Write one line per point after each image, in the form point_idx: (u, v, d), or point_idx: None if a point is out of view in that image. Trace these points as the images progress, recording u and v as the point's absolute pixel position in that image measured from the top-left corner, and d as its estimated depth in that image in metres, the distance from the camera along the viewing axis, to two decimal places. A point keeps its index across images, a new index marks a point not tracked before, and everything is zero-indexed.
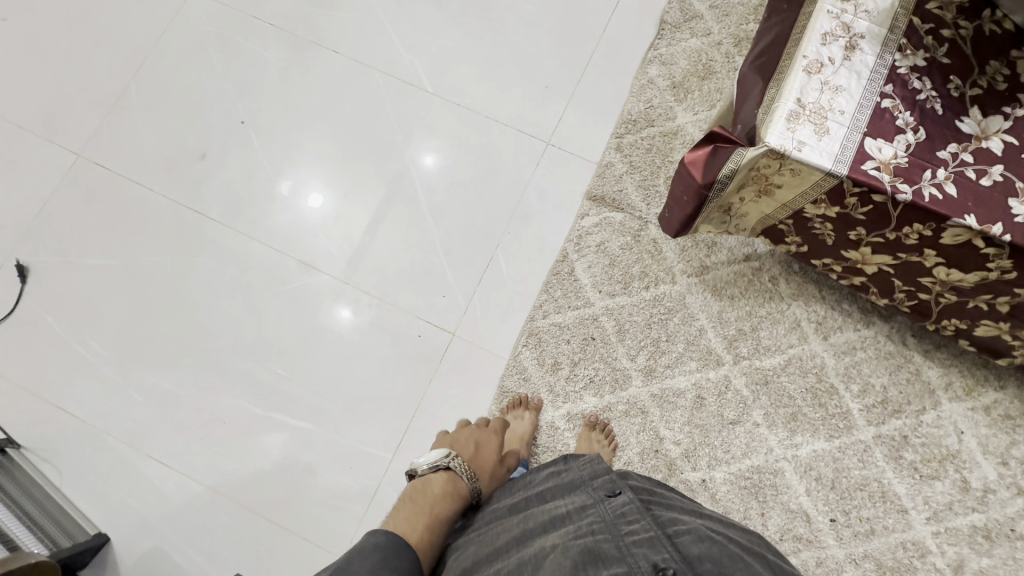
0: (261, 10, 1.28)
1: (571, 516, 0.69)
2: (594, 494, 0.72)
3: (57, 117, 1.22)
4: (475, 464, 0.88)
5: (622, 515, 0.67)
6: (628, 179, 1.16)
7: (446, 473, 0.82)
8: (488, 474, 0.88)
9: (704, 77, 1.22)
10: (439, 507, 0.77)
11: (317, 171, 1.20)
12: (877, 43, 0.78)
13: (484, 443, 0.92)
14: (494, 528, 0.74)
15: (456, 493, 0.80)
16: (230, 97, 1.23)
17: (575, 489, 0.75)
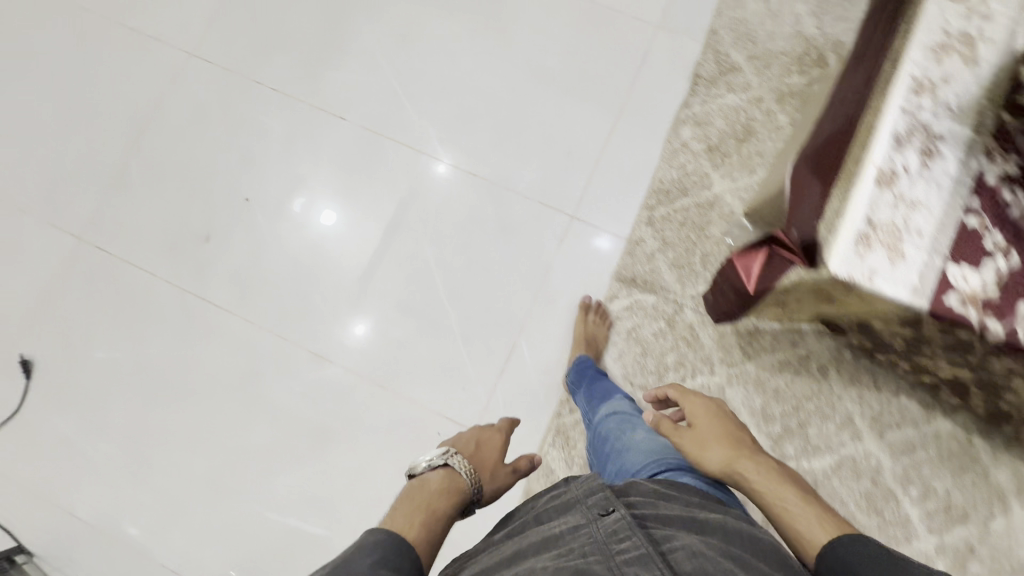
0: (263, 73, 1.20)
1: (561, 536, 0.60)
2: (585, 511, 0.63)
3: (56, 197, 1.17)
4: (475, 462, 0.79)
5: (614, 534, 0.59)
6: (660, 257, 1.07)
7: (442, 470, 0.74)
8: (491, 475, 0.80)
9: (743, 138, 1.11)
10: (439, 502, 0.69)
11: (330, 185, 1.15)
12: (960, 146, 0.68)
13: (486, 441, 0.86)
14: (488, 550, 0.64)
15: (454, 490, 0.72)
16: (233, 170, 1.16)
17: (567, 505, 0.66)
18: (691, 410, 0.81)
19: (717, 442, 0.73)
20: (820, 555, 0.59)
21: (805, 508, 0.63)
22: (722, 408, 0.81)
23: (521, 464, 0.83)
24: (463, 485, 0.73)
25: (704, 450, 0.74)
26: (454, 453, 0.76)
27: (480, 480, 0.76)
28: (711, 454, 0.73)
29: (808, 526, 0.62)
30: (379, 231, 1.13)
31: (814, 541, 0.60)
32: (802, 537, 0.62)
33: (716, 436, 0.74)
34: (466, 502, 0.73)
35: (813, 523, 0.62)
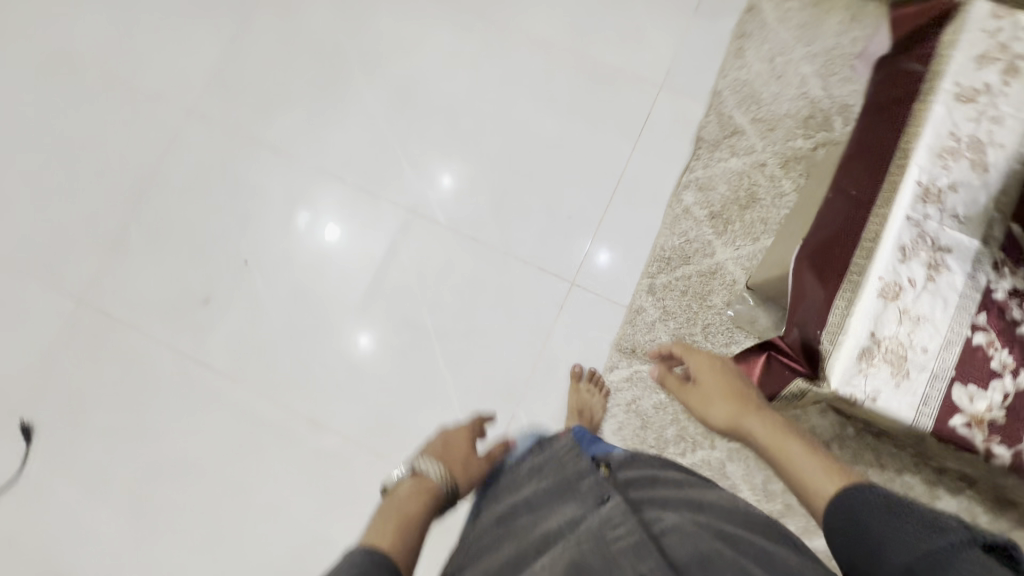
0: (263, 133, 1.20)
1: (563, 530, 0.69)
2: (581, 501, 0.72)
3: (56, 259, 1.17)
4: (443, 459, 0.82)
5: (609, 522, 0.68)
6: (661, 327, 1.06)
7: (409, 479, 0.77)
8: (460, 465, 0.82)
9: (746, 204, 1.09)
10: (411, 508, 0.71)
11: (336, 202, 1.17)
12: (968, 257, 0.66)
13: (453, 438, 0.87)
14: (494, 537, 0.71)
15: (425, 490, 0.75)
16: (232, 232, 1.16)
17: (561, 494, 0.74)
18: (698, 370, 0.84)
19: (720, 399, 0.78)
20: (825, 508, 0.58)
21: (811, 460, 0.63)
22: (729, 362, 0.84)
23: (493, 453, 0.87)
24: (433, 483, 0.76)
25: (709, 405, 0.80)
26: (416, 459, 0.80)
27: (452, 476, 0.79)
28: (718, 408, 0.79)
29: (814, 480, 0.61)
30: (380, 247, 1.15)
31: (819, 495, 0.59)
32: (810, 491, 0.60)
33: (721, 393, 0.79)
34: (440, 499, 0.76)
35: (818, 473, 0.61)
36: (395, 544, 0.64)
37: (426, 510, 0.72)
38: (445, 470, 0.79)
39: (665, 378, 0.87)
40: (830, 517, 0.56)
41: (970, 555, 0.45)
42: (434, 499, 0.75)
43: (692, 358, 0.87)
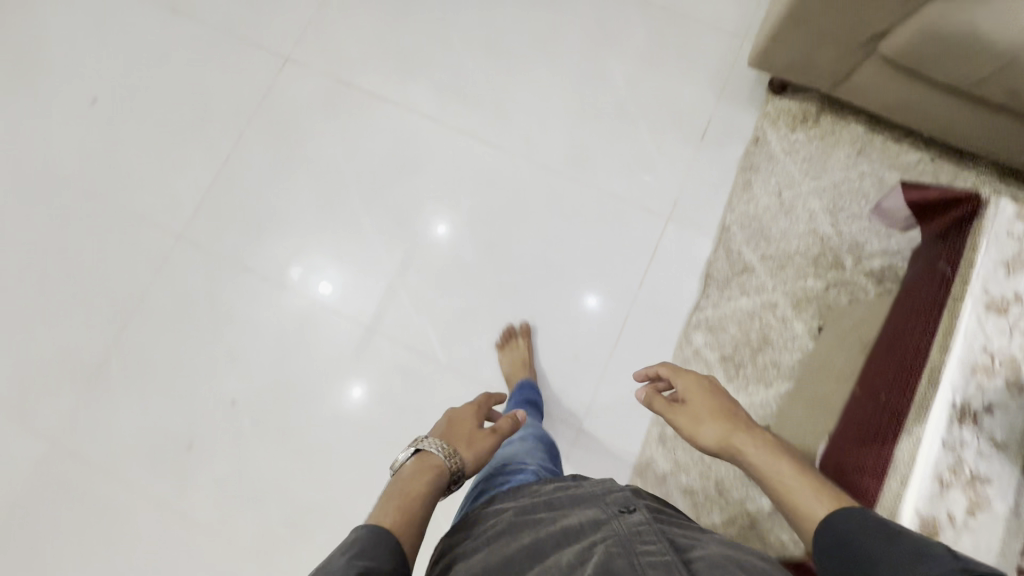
0: (254, 260, 1.14)
1: (580, 530, 0.60)
2: (605, 506, 0.63)
3: (27, 397, 1.09)
4: (450, 440, 0.75)
5: (638, 535, 0.58)
6: (673, 480, 1.01)
7: (414, 458, 0.70)
8: (467, 443, 0.75)
9: (758, 347, 1.06)
10: (416, 489, 0.65)
11: (331, 254, 1.15)
12: (1012, 490, 0.61)
13: (458, 414, 0.81)
14: (501, 531, 0.62)
15: (431, 469, 0.68)
16: (219, 367, 1.09)
17: (584, 499, 0.66)
18: (685, 389, 0.80)
19: (711, 420, 0.75)
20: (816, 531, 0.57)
21: (802, 484, 0.61)
22: (716, 382, 0.82)
23: (501, 424, 0.80)
24: (442, 463, 0.69)
25: (698, 426, 0.76)
26: (421, 435, 0.72)
27: (459, 453, 0.72)
28: (707, 431, 0.75)
29: (806, 504, 0.60)
30: (371, 304, 1.13)
31: (812, 519, 0.58)
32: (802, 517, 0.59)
33: (710, 415, 0.76)
34: (448, 479, 0.69)
35: (810, 499, 0.60)
36: (403, 530, 0.59)
37: (433, 494, 0.66)
38: (454, 451, 0.72)
39: (652, 399, 0.83)
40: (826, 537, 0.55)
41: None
42: (443, 482, 0.68)
43: (681, 377, 0.83)
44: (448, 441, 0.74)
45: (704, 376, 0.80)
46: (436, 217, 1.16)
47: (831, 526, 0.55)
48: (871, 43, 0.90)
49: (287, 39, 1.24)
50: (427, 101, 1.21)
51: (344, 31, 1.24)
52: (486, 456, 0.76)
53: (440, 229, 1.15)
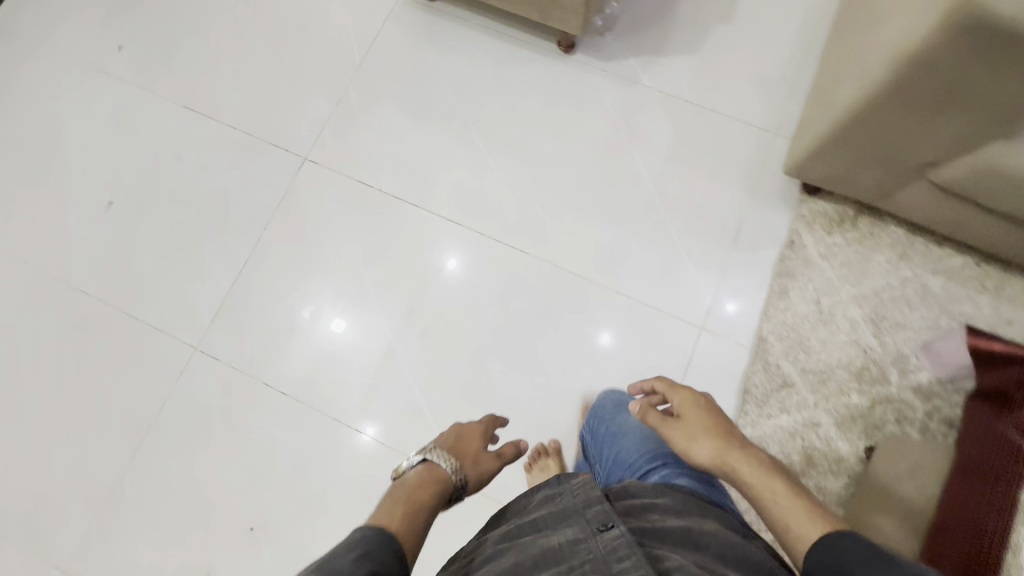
0: (272, 373, 1.11)
1: (556, 555, 0.57)
2: (583, 525, 0.60)
3: (44, 523, 1.07)
4: (458, 452, 0.80)
5: (614, 553, 0.56)
6: None
7: (423, 466, 0.75)
8: (474, 461, 0.80)
9: (801, 470, 1.00)
10: (420, 493, 0.68)
11: (342, 290, 1.15)
12: None
13: (466, 433, 0.85)
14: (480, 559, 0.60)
15: (437, 479, 0.73)
16: (237, 488, 1.06)
17: (561, 513, 0.62)
18: (681, 405, 0.79)
19: (705, 436, 0.73)
20: (808, 552, 0.58)
21: (797, 511, 0.62)
22: (712, 400, 0.80)
23: (505, 450, 0.84)
24: (448, 475, 0.74)
25: (692, 443, 0.75)
26: (431, 446, 0.77)
27: (464, 469, 0.77)
28: (699, 446, 0.74)
29: (797, 522, 0.61)
30: (386, 340, 1.12)
31: (803, 540, 0.60)
32: (794, 538, 0.61)
33: (704, 431, 0.74)
34: (452, 490, 0.74)
35: (803, 523, 0.61)
36: (404, 533, 0.61)
37: (438, 502, 0.70)
38: (461, 466, 0.77)
39: (649, 415, 0.80)
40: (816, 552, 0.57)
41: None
42: (446, 493, 0.72)
43: (676, 394, 0.81)
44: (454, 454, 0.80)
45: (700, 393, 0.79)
46: (449, 253, 1.16)
47: (821, 546, 0.57)
48: (919, 169, 0.85)
49: (305, 140, 1.23)
50: (448, 203, 1.18)
51: (363, 131, 1.23)
52: (488, 475, 0.81)
53: (450, 265, 1.15)
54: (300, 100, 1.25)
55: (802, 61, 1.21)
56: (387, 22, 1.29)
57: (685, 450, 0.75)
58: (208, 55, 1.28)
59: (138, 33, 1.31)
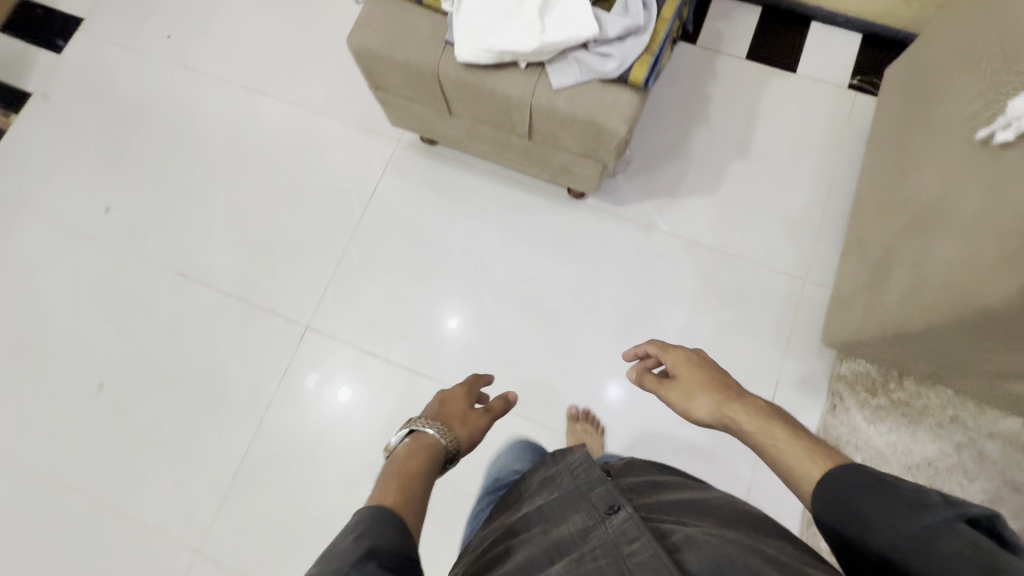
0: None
1: (570, 543, 0.57)
2: (590, 510, 0.60)
3: None
4: (443, 417, 0.70)
5: (623, 536, 0.56)
6: None
7: (408, 440, 0.64)
8: (462, 421, 0.70)
9: None
10: (411, 467, 0.59)
11: (338, 367, 1.13)
12: None
13: (449, 396, 0.74)
14: (497, 552, 0.60)
15: (426, 449, 0.63)
16: None
17: (569, 499, 0.63)
18: (675, 364, 0.73)
19: (702, 391, 0.68)
20: (813, 489, 0.54)
21: (796, 451, 0.57)
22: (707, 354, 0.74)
23: (494, 406, 0.75)
24: (436, 448, 0.64)
25: (690, 401, 0.69)
26: (418, 416, 0.67)
27: (453, 434, 0.67)
28: (697, 403, 0.68)
29: (799, 464, 0.56)
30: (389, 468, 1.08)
31: (804, 479, 0.55)
32: (794, 477, 0.56)
33: (702, 386, 0.69)
34: (444, 457, 0.64)
35: (804, 461, 0.56)
36: (404, 507, 0.54)
37: (428, 480, 0.59)
38: (448, 433, 0.66)
39: (649, 381, 0.73)
40: (821, 499, 0.52)
41: (957, 533, 0.43)
42: (436, 463, 0.63)
43: (670, 353, 0.75)
44: (438, 420, 0.68)
45: (694, 348, 0.73)
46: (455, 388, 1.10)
47: (827, 487, 0.52)
48: (997, 377, 0.76)
49: (306, 306, 1.17)
50: (461, 373, 1.11)
51: (367, 292, 1.17)
52: (478, 436, 0.71)
53: (451, 324, 1.15)
54: (300, 261, 1.20)
55: (824, 200, 1.16)
56: (388, 172, 1.24)
57: (687, 409, 0.69)
58: (201, 218, 1.24)
59: (127, 195, 1.26)
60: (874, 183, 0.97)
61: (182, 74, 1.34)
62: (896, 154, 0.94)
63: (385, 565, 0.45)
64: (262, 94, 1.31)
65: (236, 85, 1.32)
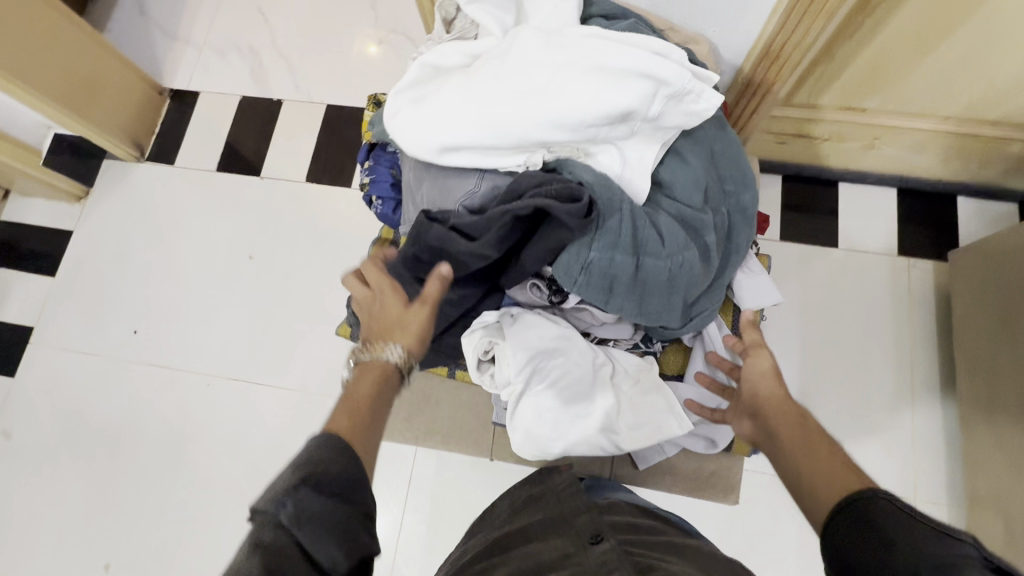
0: None
1: (550, 563, 0.54)
2: (571, 536, 0.59)
3: None
4: (379, 334, 0.56)
5: (603, 563, 0.53)
6: None
7: (353, 375, 0.54)
8: (396, 323, 0.56)
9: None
10: (355, 396, 0.51)
11: None
12: None
13: (376, 307, 0.58)
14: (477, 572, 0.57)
15: (372, 372, 0.53)
16: None
17: (555, 527, 0.61)
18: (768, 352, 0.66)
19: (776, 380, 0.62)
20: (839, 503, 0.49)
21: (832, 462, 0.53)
22: None
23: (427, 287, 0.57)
24: (390, 366, 0.54)
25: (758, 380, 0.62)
26: (353, 348, 0.56)
27: (391, 342, 0.55)
28: (764, 384, 0.62)
29: (833, 474, 0.52)
30: None
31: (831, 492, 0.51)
32: (820, 488, 0.52)
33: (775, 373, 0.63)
34: (396, 373, 0.54)
35: (836, 474, 0.52)
36: (352, 436, 0.48)
37: (390, 395, 0.53)
38: (385, 347, 0.55)
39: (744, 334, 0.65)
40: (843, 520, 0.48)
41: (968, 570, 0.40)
42: (397, 376, 0.55)
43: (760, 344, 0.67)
44: (373, 341, 0.56)
45: None
46: None
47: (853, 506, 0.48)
48: None
49: None
50: None
51: None
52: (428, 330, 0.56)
53: None
54: None
55: (910, 396, 1.05)
56: None
57: (755, 376, 0.63)
58: (218, 552, 1.07)
59: (126, 543, 1.09)
60: (984, 417, 0.92)
61: (159, 373, 1.18)
62: (1010, 399, 0.87)
63: (320, 491, 0.42)
64: (257, 383, 1.16)
65: (226, 378, 1.17)
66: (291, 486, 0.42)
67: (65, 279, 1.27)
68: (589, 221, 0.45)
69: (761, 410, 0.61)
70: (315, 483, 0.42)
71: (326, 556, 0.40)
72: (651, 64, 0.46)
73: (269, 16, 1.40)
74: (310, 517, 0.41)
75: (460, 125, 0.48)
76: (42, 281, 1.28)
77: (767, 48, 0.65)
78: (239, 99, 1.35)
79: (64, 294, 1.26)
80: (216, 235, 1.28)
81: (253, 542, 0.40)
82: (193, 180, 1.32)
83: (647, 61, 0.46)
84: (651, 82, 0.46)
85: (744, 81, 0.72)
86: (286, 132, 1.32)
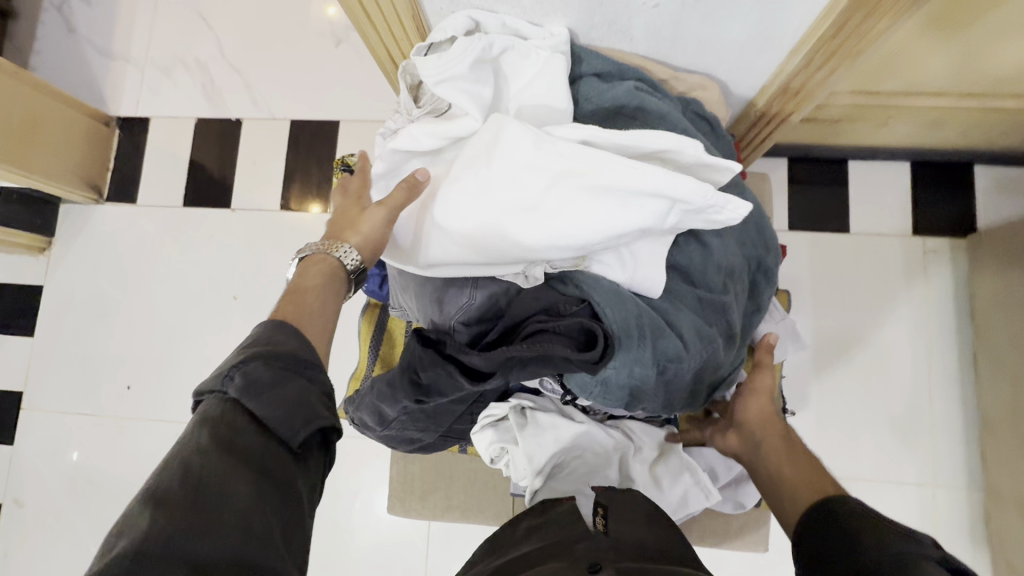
0: None
1: None
2: (568, 559, 0.45)
3: None
4: (334, 229, 0.53)
5: None
6: None
7: (304, 265, 0.53)
8: (351, 224, 0.52)
9: None
10: (299, 288, 0.51)
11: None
12: None
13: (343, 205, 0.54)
14: None
15: (321, 271, 0.52)
16: None
17: (551, 549, 0.48)
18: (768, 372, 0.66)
19: (766, 395, 0.63)
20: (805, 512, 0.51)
21: (802, 474, 0.55)
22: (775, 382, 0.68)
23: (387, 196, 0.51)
24: (340, 266, 0.52)
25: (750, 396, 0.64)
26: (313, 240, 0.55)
27: (343, 244, 0.52)
28: (753, 402, 0.63)
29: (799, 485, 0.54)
30: None
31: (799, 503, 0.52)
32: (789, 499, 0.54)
33: (766, 389, 0.64)
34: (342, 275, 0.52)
35: (802, 486, 0.54)
36: (302, 324, 0.48)
37: (335, 296, 0.52)
38: (336, 244, 0.53)
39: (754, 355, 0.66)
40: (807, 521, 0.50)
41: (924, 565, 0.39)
42: (346, 278, 0.53)
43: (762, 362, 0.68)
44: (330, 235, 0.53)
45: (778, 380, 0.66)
46: None
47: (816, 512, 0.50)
48: None
49: None
50: None
51: None
52: (383, 236, 0.53)
53: None
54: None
55: (924, 299, 1.05)
56: None
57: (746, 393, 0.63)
58: None
59: None
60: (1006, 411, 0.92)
61: (162, 427, 1.16)
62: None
63: (271, 364, 0.43)
64: None
65: None
66: (242, 357, 0.43)
67: (44, 338, 1.22)
68: (606, 356, 0.43)
69: (746, 424, 0.62)
70: (264, 356, 0.42)
71: (279, 425, 0.41)
72: (664, 183, 0.42)
73: (213, 22, 1.26)
74: (260, 387, 0.41)
75: (460, 244, 0.47)
76: (20, 342, 1.22)
77: (784, 84, 0.61)
78: (194, 122, 1.24)
79: (46, 353, 1.21)
80: (194, 275, 1.21)
81: (201, 417, 0.40)
82: (159, 217, 1.23)
83: (659, 179, 0.42)
84: (665, 200, 0.43)
85: (756, 112, 0.68)
86: (252, 156, 1.22)
